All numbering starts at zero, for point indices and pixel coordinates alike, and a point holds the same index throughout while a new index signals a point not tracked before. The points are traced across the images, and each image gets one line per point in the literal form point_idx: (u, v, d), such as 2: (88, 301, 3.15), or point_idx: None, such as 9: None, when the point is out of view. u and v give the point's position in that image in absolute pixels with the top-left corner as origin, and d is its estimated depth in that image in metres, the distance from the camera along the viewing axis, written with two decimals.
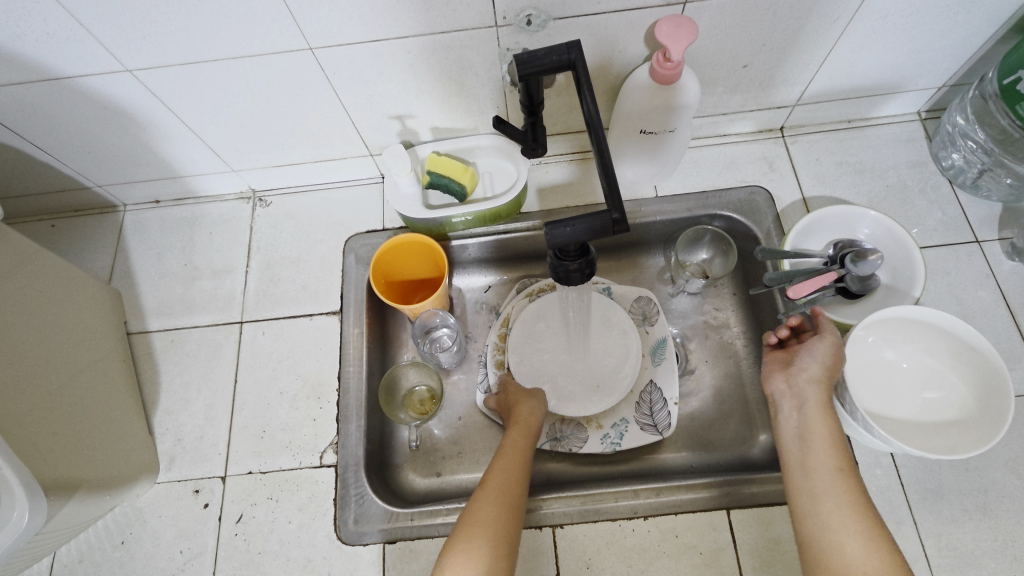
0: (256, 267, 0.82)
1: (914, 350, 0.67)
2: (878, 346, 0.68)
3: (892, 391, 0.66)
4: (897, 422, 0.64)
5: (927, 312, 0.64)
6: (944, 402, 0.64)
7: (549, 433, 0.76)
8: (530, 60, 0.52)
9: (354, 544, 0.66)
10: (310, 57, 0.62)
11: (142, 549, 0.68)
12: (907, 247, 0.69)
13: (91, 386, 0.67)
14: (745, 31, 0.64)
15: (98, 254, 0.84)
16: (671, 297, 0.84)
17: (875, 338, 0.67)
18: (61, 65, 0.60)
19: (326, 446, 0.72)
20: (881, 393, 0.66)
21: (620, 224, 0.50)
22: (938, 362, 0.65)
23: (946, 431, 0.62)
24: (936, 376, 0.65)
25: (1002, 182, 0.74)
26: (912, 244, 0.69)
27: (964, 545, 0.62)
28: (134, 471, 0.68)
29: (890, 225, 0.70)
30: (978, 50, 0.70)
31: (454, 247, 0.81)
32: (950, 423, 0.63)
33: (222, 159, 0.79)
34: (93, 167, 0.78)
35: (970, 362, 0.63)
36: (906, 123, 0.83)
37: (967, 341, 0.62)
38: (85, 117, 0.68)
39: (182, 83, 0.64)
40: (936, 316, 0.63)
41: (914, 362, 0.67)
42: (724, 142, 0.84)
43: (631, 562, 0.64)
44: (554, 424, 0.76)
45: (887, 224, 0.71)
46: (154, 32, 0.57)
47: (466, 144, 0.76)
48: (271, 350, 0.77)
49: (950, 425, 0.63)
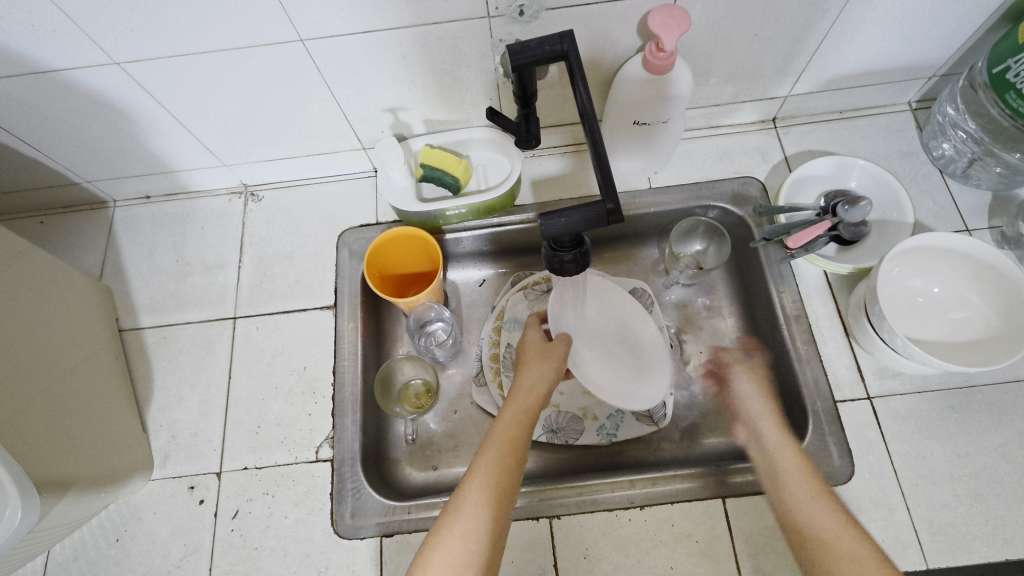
0: (248, 262, 0.82)
1: (935, 277, 0.68)
2: (904, 277, 0.68)
3: (919, 316, 0.67)
4: (929, 346, 0.66)
5: (948, 237, 0.65)
6: (969, 323, 0.66)
7: (544, 424, 0.76)
8: (522, 50, 0.51)
9: (351, 538, 0.66)
10: (301, 49, 0.61)
11: (137, 546, 0.68)
12: (903, 212, 0.72)
13: (84, 383, 0.67)
14: (737, 21, 0.64)
15: (88, 251, 0.84)
16: (665, 289, 0.84)
17: (899, 269, 0.68)
18: (47, 57, 0.59)
19: (322, 441, 0.71)
20: (909, 317, 0.67)
21: (614, 214, 0.51)
22: (958, 286, 0.67)
23: (971, 348, 0.64)
24: (958, 298, 0.67)
25: (991, 172, 0.75)
26: (910, 209, 0.71)
27: (955, 529, 0.62)
28: (128, 469, 0.67)
29: (894, 183, 0.72)
30: (968, 40, 0.70)
31: (448, 240, 0.81)
32: (977, 341, 0.65)
33: (213, 153, 0.78)
34: (83, 162, 0.77)
35: (989, 281, 0.65)
36: (897, 113, 0.83)
37: (985, 260, 0.64)
38: (73, 111, 0.67)
39: (172, 75, 0.63)
40: (956, 240, 0.65)
41: (936, 290, 0.68)
42: (717, 134, 0.84)
43: (628, 552, 0.64)
44: (549, 415, 0.77)
45: (891, 184, 0.73)
46: (143, 24, 0.56)
47: (459, 137, 0.76)
48: (265, 345, 0.77)
49: (977, 342, 0.64)
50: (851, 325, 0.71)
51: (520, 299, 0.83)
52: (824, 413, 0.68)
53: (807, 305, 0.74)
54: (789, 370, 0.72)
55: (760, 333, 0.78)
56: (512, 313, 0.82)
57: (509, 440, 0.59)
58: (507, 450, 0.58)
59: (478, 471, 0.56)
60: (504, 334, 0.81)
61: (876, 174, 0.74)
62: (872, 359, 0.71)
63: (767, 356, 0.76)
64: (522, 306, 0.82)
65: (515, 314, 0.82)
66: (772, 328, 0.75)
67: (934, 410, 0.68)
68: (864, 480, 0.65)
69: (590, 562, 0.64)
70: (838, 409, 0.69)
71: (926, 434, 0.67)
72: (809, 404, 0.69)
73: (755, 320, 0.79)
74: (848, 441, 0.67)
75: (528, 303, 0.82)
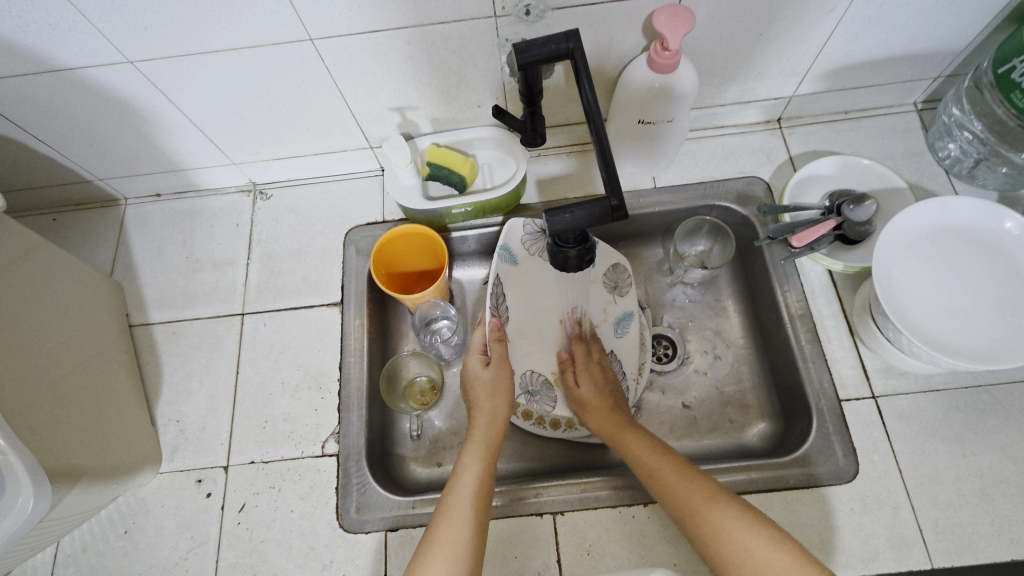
0: (256, 259, 0.83)
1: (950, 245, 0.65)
2: (919, 249, 0.65)
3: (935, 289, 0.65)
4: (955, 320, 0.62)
5: (948, 205, 0.65)
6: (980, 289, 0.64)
7: (522, 385, 0.74)
8: (528, 49, 0.52)
9: (356, 532, 0.67)
10: (310, 48, 0.62)
11: (144, 539, 0.69)
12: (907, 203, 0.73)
13: (95, 376, 0.68)
14: (741, 21, 0.64)
15: (100, 247, 0.85)
16: (670, 288, 0.84)
17: (910, 245, 0.65)
18: (62, 56, 0.60)
19: (327, 436, 0.72)
20: (914, 252, 0.65)
21: (618, 211, 0.50)
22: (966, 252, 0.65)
23: (924, 316, 0.63)
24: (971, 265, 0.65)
25: (998, 172, 0.75)
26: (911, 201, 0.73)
27: (961, 529, 0.62)
28: (136, 461, 0.68)
29: (892, 178, 0.75)
30: (974, 40, 0.71)
31: (454, 239, 0.82)
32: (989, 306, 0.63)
33: (222, 151, 0.79)
34: (95, 160, 0.78)
35: (991, 243, 0.64)
36: (902, 114, 0.83)
37: (980, 224, 0.65)
38: (86, 109, 0.68)
39: (183, 74, 0.64)
40: (954, 210, 0.65)
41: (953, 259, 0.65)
42: (721, 134, 0.85)
43: (631, 549, 0.64)
44: (526, 375, 0.74)
45: (889, 180, 0.75)
46: (156, 23, 0.57)
47: (466, 136, 0.76)
48: (273, 341, 0.78)
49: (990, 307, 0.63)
50: (856, 325, 0.71)
51: (517, 226, 0.71)
52: (828, 412, 0.68)
53: (812, 305, 0.74)
54: (792, 368, 0.72)
55: (765, 334, 0.78)
56: (507, 240, 0.71)
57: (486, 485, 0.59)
58: (477, 502, 0.57)
59: (450, 517, 0.55)
60: (492, 262, 0.70)
61: (881, 172, 0.75)
62: (875, 358, 0.71)
63: (771, 354, 0.76)
64: (516, 236, 0.72)
65: (507, 242, 0.71)
66: (776, 327, 0.75)
67: (939, 409, 0.68)
68: (869, 479, 0.65)
69: (594, 559, 0.64)
70: (843, 408, 0.69)
71: (930, 434, 0.67)
72: (813, 403, 0.69)
73: (759, 319, 0.79)
74: (853, 439, 0.67)
75: (523, 237, 0.72)
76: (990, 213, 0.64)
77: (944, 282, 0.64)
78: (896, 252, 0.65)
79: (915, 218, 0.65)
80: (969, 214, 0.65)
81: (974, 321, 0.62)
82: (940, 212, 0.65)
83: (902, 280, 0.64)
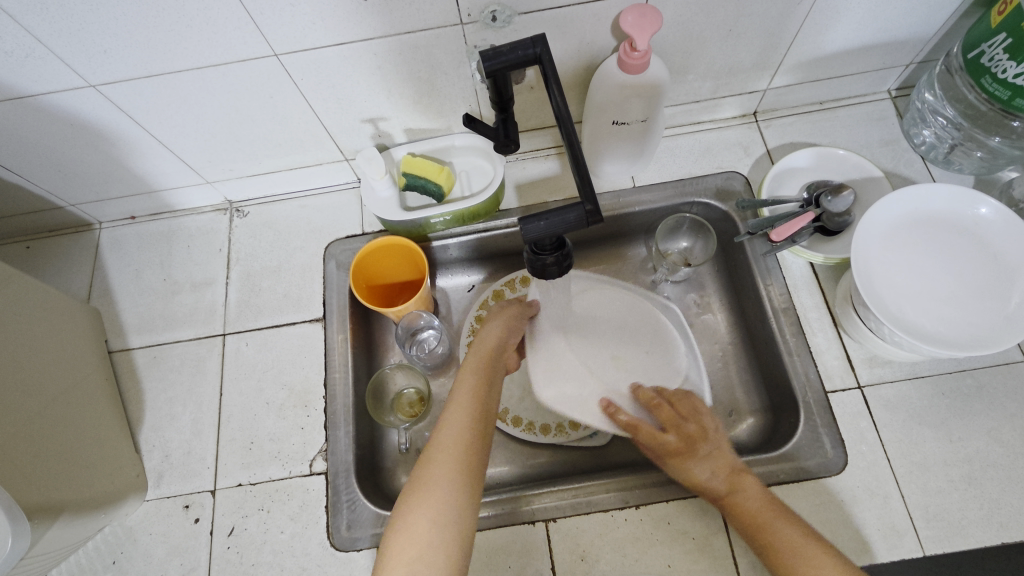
0: (236, 277, 0.82)
1: (930, 233, 0.65)
2: (898, 239, 0.65)
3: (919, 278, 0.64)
4: (938, 309, 0.62)
5: (923, 192, 0.65)
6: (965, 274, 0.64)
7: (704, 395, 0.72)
8: (496, 56, 0.51)
9: (348, 550, 0.66)
10: (276, 63, 0.61)
11: (134, 568, 0.68)
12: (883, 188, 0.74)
13: (74, 406, 0.66)
14: (710, 17, 0.64)
15: (76, 274, 0.83)
16: (656, 287, 0.84)
17: (887, 235, 0.65)
18: (22, 83, 0.59)
19: (315, 454, 0.71)
20: (891, 242, 0.65)
21: (593, 215, 0.50)
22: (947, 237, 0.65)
23: (905, 307, 0.63)
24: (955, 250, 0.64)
25: (973, 156, 0.75)
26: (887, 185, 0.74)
27: (950, 514, 0.62)
28: (120, 490, 0.67)
29: (865, 164, 0.75)
30: (943, 26, 0.71)
31: (435, 248, 0.81)
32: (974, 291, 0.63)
33: (195, 171, 0.78)
34: (65, 185, 0.77)
35: (971, 228, 0.64)
36: (876, 102, 0.84)
37: (956, 210, 0.65)
38: (52, 135, 0.67)
39: (148, 97, 0.64)
40: (930, 198, 0.65)
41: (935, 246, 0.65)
42: (698, 130, 0.85)
43: (625, 552, 0.64)
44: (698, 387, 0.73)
45: (863, 166, 0.75)
46: (117, 47, 0.56)
47: (441, 144, 0.76)
48: (255, 361, 0.77)
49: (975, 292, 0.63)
50: (839, 316, 0.71)
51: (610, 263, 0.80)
52: (815, 404, 0.68)
53: (795, 298, 0.74)
54: (778, 362, 0.72)
55: (750, 329, 0.78)
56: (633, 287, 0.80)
57: (467, 421, 0.55)
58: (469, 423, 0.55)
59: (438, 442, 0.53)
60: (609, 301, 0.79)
61: (857, 162, 0.76)
62: (860, 347, 0.71)
63: (757, 348, 0.76)
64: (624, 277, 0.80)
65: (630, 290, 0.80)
66: (760, 321, 0.75)
67: (925, 396, 0.68)
68: (858, 469, 0.65)
69: (588, 564, 0.64)
70: (830, 400, 0.69)
71: (917, 421, 0.67)
72: (801, 397, 0.69)
73: (744, 313, 0.79)
74: (840, 431, 0.67)
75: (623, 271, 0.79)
76: (965, 199, 0.64)
77: (925, 271, 0.64)
78: (874, 245, 0.65)
79: (892, 208, 0.65)
80: (944, 200, 0.65)
81: (954, 307, 0.62)
82: (915, 201, 0.65)
83: (883, 271, 0.64)
